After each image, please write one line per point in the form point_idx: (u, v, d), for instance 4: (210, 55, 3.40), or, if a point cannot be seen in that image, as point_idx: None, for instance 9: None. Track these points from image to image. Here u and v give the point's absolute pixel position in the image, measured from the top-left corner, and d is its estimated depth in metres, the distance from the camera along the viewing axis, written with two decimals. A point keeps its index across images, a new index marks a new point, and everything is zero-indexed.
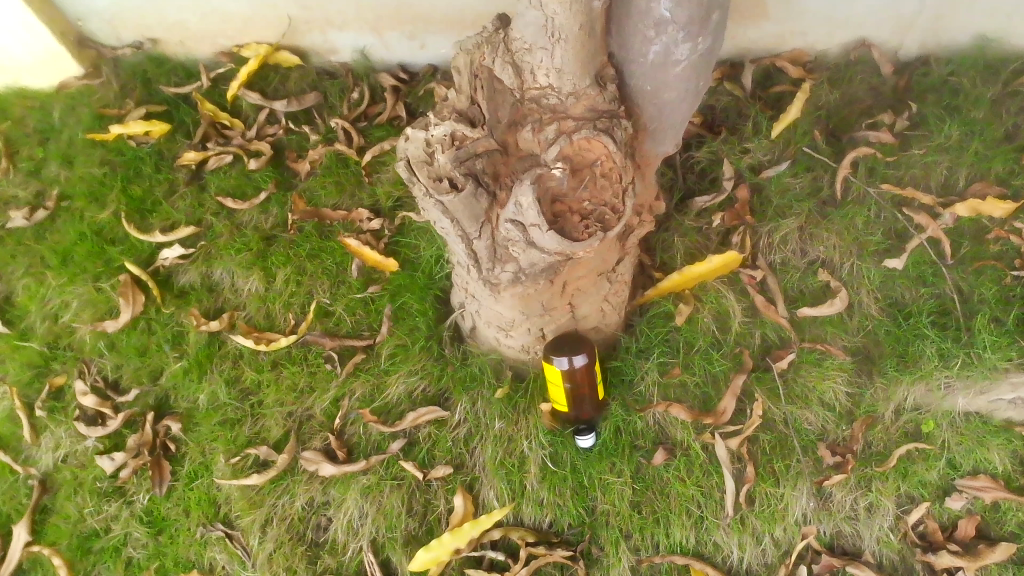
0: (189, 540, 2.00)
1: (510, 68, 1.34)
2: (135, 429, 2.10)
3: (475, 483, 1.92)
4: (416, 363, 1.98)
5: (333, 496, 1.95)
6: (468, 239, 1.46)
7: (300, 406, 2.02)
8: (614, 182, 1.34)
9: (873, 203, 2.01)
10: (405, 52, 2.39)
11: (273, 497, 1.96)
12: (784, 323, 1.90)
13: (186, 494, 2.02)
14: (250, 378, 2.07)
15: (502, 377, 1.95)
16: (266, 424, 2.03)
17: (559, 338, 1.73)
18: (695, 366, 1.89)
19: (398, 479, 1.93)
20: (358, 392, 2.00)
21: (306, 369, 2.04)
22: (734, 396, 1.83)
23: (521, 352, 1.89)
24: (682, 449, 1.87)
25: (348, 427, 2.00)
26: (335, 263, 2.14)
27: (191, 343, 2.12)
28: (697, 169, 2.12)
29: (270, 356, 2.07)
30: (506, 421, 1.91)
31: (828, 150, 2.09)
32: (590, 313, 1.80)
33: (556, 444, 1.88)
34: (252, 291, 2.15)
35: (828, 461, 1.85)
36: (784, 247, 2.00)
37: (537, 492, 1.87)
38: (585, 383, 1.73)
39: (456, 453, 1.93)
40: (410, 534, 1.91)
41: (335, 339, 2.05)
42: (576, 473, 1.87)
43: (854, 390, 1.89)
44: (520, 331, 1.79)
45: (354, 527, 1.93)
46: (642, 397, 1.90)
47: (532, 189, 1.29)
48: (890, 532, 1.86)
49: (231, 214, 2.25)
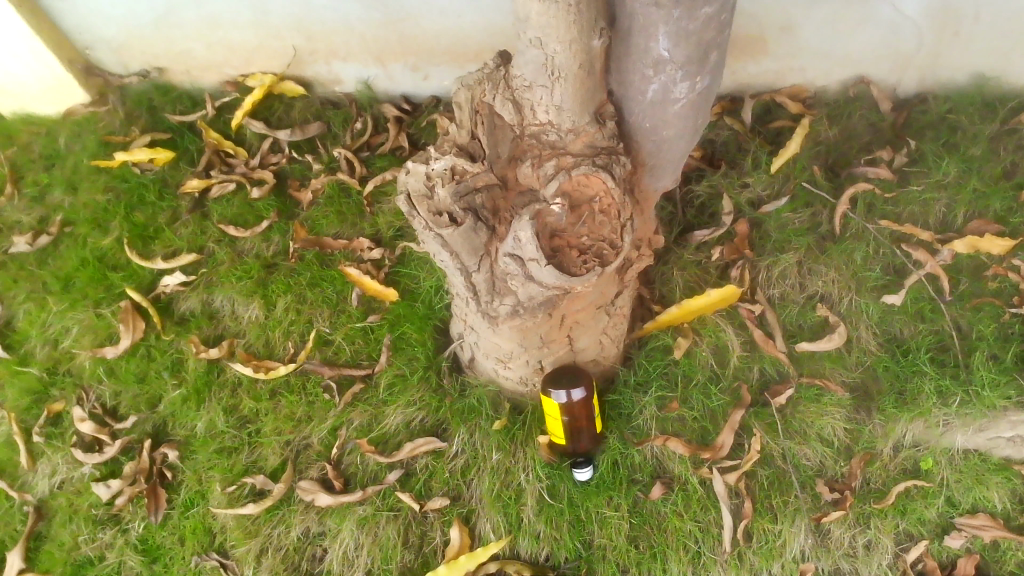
0: (182, 569, 1.98)
1: (510, 104, 1.36)
2: (132, 456, 2.10)
3: (472, 515, 1.91)
4: (414, 394, 1.98)
5: (329, 526, 1.94)
6: (467, 272, 1.47)
7: (297, 436, 2.02)
8: (613, 218, 1.36)
9: (872, 239, 2.02)
10: (409, 83, 2.41)
11: (268, 527, 1.95)
12: (782, 358, 1.90)
13: (182, 522, 2.01)
14: (248, 406, 2.07)
15: (500, 409, 1.95)
16: (263, 452, 2.03)
17: (558, 371, 1.74)
18: (693, 400, 1.89)
19: (394, 510, 1.92)
20: (356, 421, 2.00)
21: (305, 399, 2.04)
22: (733, 431, 1.84)
23: (518, 383, 1.89)
24: (680, 483, 1.86)
25: (345, 457, 1.99)
26: (335, 292, 2.15)
27: (190, 370, 2.12)
28: (696, 203, 2.13)
29: (268, 385, 2.07)
30: (503, 452, 1.91)
31: (827, 185, 2.10)
32: (588, 346, 1.80)
33: (553, 476, 1.88)
34: (252, 319, 2.16)
35: (827, 497, 1.84)
36: (783, 282, 2.00)
37: (534, 525, 1.86)
38: (583, 416, 1.73)
39: (453, 484, 1.92)
40: (405, 566, 1.88)
41: (334, 368, 2.06)
42: (573, 507, 1.86)
43: (853, 425, 1.88)
44: (518, 363, 1.78)
45: (349, 559, 1.91)
46: (640, 430, 1.89)
47: (531, 224, 1.30)
48: (889, 570, 1.84)
49: (233, 242, 2.26)
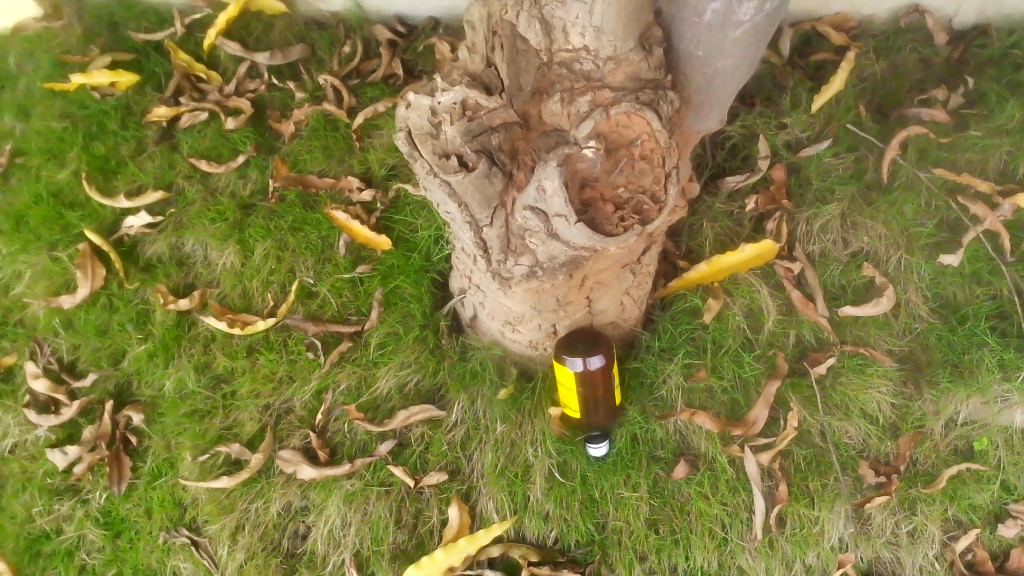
0: (150, 546, 1.78)
1: (537, 24, 1.10)
2: (92, 418, 1.89)
3: (472, 492, 1.73)
4: (408, 354, 1.78)
5: (314, 500, 1.75)
6: (477, 226, 1.24)
7: (278, 398, 1.83)
8: (655, 166, 1.13)
9: (925, 191, 1.79)
10: (403, 2, 2.13)
11: (245, 502, 1.76)
12: (824, 324, 1.68)
13: (148, 494, 1.81)
14: (222, 364, 1.87)
15: (506, 374, 1.75)
16: (239, 417, 1.83)
17: (574, 336, 1.55)
18: (724, 369, 1.67)
19: (386, 486, 1.73)
20: (343, 384, 1.80)
21: (285, 358, 1.84)
22: (767, 405, 1.62)
23: (528, 348, 1.68)
24: (706, 462, 1.66)
25: (331, 424, 1.80)
26: (320, 237, 1.93)
27: (158, 323, 1.91)
28: (728, 145, 1.88)
29: (244, 341, 1.87)
30: (508, 423, 1.71)
31: (874, 128, 1.87)
32: (608, 307, 1.59)
33: (565, 453, 1.69)
34: (227, 268, 1.95)
35: (870, 481, 1.64)
36: (824, 236, 1.78)
37: (542, 504, 1.68)
38: (601, 385, 1.54)
39: (451, 457, 1.74)
40: (397, 548, 1.71)
41: (318, 325, 1.84)
42: (586, 486, 1.68)
43: (900, 401, 1.67)
44: (530, 326, 1.57)
45: (335, 538, 1.73)
46: (664, 403, 1.68)
47: (560, 172, 1.08)
48: (935, 561, 1.65)
49: (205, 178, 2.03)
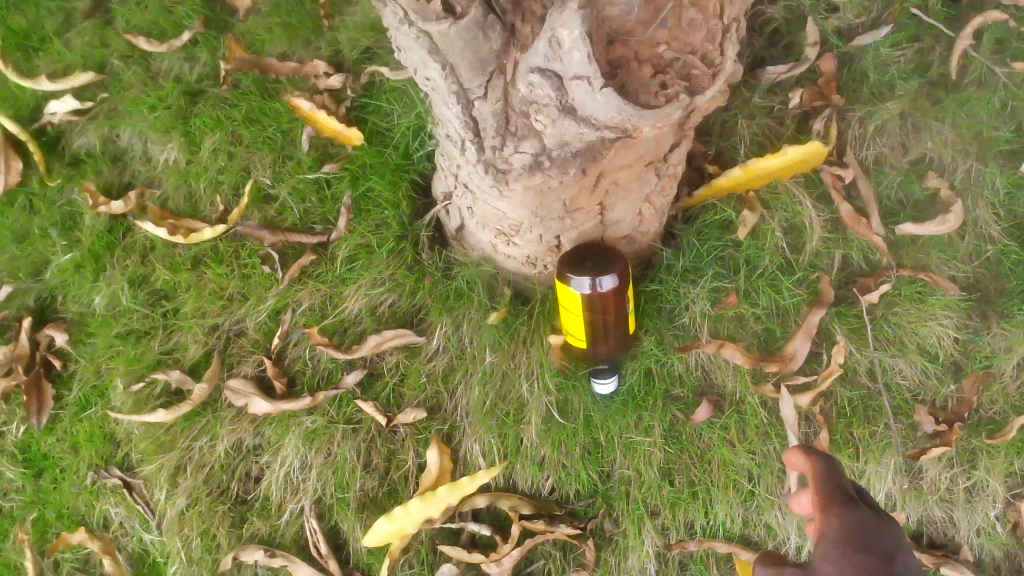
0: (76, 488, 1.54)
1: None
2: (9, 338, 1.62)
3: (454, 433, 1.47)
4: (382, 270, 1.50)
5: (268, 439, 1.49)
6: (467, 99, 0.96)
7: (228, 319, 1.55)
8: (707, 18, 0.86)
9: (1002, 89, 1.49)
10: None
11: (186, 439, 1.50)
12: (880, 243, 1.40)
13: (74, 427, 1.56)
14: (163, 278, 1.58)
15: (497, 296, 1.47)
16: (182, 339, 1.55)
17: (582, 252, 1.28)
18: (759, 295, 1.39)
19: (353, 423, 1.48)
20: (306, 303, 1.53)
21: (237, 272, 1.56)
22: (809, 337, 1.36)
23: (523, 265, 1.40)
24: (733, 402, 1.41)
25: (289, 351, 1.52)
26: (281, 132, 1.60)
27: (86, 229, 1.62)
28: (769, 31, 1.53)
29: (189, 252, 1.58)
30: (499, 354, 1.45)
31: (940, 13, 1.51)
32: (624, 218, 1.31)
33: (566, 389, 1.43)
34: (169, 164, 1.64)
35: (927, 429, 1.39)
36: (880, 140, 1.48)
37: (537, 449, 1.43)
38: (612, 311, 1.28)
39: (431, 392, 1.47)
40: (366, 495, 1.46)
41: (276, 233, 1.55)
42: (590, 428, 1.43)
43: (964, 335, 1.42)
44: (528, 238, 1.29)
45: (293, 483, 1.48)
46: (685, 332, 1.42)
47: (584, 18, 0.78)
48: (995, 522, 1.43)
49: (146, 60, 1.68)
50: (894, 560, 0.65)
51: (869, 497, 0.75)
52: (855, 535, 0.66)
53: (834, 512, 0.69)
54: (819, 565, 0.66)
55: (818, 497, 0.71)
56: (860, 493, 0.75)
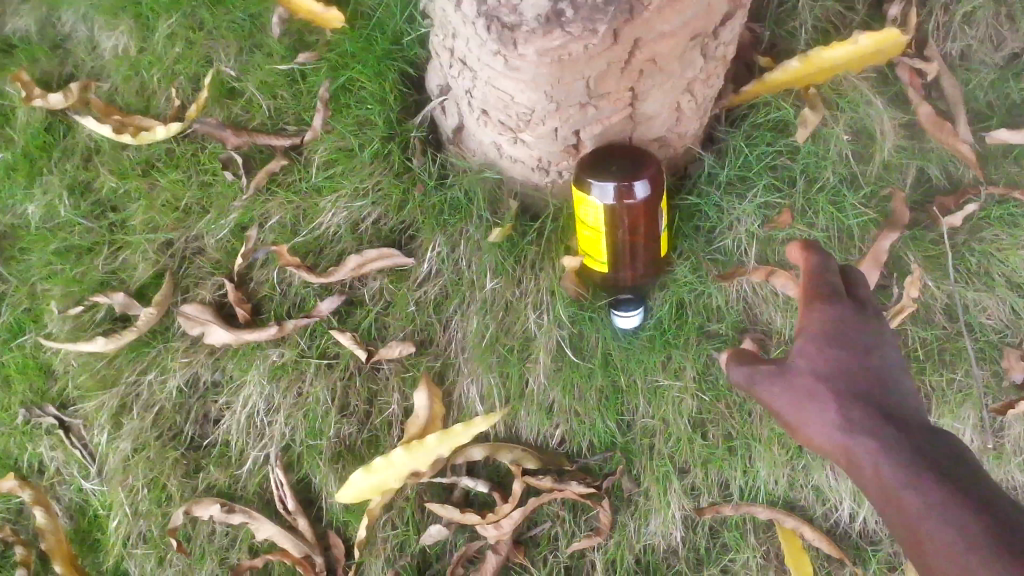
0: (6, 428, 1.32)
1: None
2: None
3: (447, 372, 1.24)
4: (365, 177, 1.26)
5: (229, 375, 1.27)
6: None
7: (184, 235, 1.31)
8: None
9: None
10: None
11: (131, 373, 1.27)
12: (966, 152, 1.14)
13: (3, 356, 1.32)
14: (109, 185, 1.34)
15: (501, 210, 1.23)
16: (129, 258, 1.32)
17: (607, 153, 1.04)
18: (816, 213, 1.16)
19: (328, 359, 1.25)
20: (276, 216, 1.28)
21: (195, 179, 1.31)
22: (878, 265, 1.12)
23: (534, 172, 1.15)
24: (783, 343, 1.18)
25: (256, 274, 1.28)
26: (248, 15, 1.33)
27: (19, 126, 1.37)
28: None
29: (138, 155, 1.34)
30: (502, 279, 1.22)
31: None
32: (659, 113, 1.05)
33: (583, 323, 1.19)
34: (118, 52, 1.38)
35: (1016, 377, 1.16)
36: (968, 30, 1.21)
37: (545, 393, 1.21)
38: (642, 228, 1.04)
39: (420, 323, 1.24)
40: (341, 442, 1.24)
41: (242, 133, 1.30)
42: (609, 368, 1.20)
43: None
44: (540, 134, 1.04)
45: (257, 427, 1.26)
46: (727, 257, 1.18)
47: None
48: None
49: None
50: (869, 352, 0.75)
51: (857, 279, 0.82)
52: (832, 331, 0.75)
53: (815, 308, 0.77)
54: (796, 357, 0.76)
55: (802, 296, 0.78)
56: (848, 276, 0.82)
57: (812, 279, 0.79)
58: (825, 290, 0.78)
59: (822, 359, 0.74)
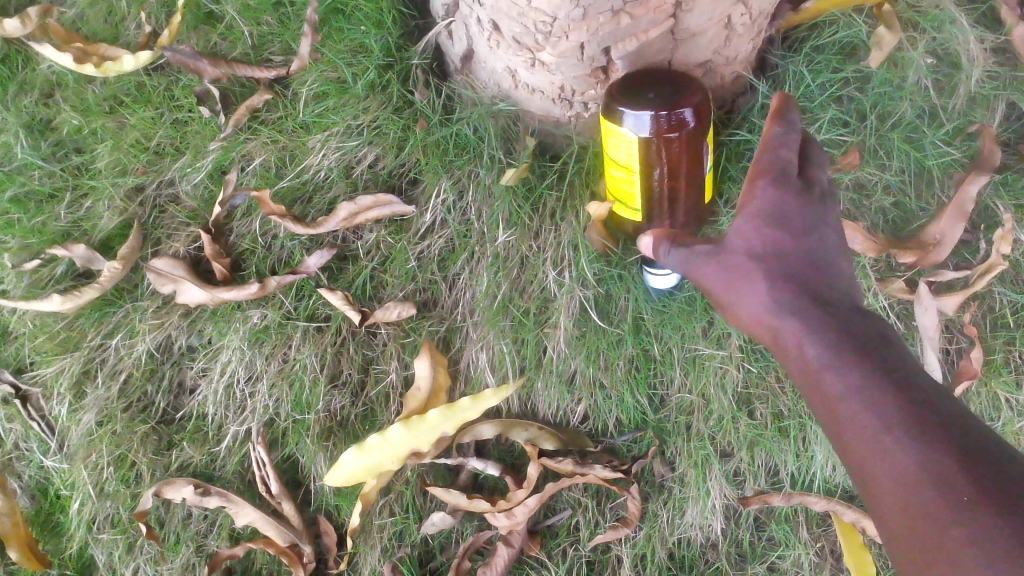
0: None
1: None
2: None
3: (454, 337, 1.09)
4: (360, 112, 1.08)
5: (207, 339, 1.12)
6: None
7: (153, 180, 1.14)
8: None
9: None
10: None
11: (94, 334, 1.13)
12: None
13: None
14: (71, 124, 1.18)
15: (516, 149, 1.06)
16: (92, 206, 1.16)
17: (644, 77, 0.86)
18: (891, 154, 0.98)
19: (316, 322, 1.09)
20: (258, 158, 1.11)
21: (167, 116, 1.14)
22: (964, 216, 0.95)
23: (554, 102, 0.98)
24: None
25: (236, 225, 1.12)
26: None
27: None
28: None
29: (103, 89, 1.17)
30: (517, 231, 1.05)
31: None
32: (708, 29, 0.87)
33: (611, 283, 1.03)
34: None
35: None
36: None
37: (565, 363, 1.05)
38: (683, 168, 0.86)
39: (423, 281, 1.08)
40: (332, 416, 1.09)
41: (219, 62, 1.11)
42: (640, 336, 1.04)
43: None
44: (564, 53, 0.87)
45: (236, 399, 1.11)
46: None
47: None
48: None
49: None
50: (809, 232, 0.73)
51: (815, 160, 0.77)
52: (772, 212, 0.72)
53: (759, 186, 0.74)
54: (735, 236, 0.74)
55: (749, 172, 0.75)
56: (806, 154, 0.77)
57: (763, 153, 0.75)
58: (774, 166, 0.74)
59: (757, 236, 0.73)
